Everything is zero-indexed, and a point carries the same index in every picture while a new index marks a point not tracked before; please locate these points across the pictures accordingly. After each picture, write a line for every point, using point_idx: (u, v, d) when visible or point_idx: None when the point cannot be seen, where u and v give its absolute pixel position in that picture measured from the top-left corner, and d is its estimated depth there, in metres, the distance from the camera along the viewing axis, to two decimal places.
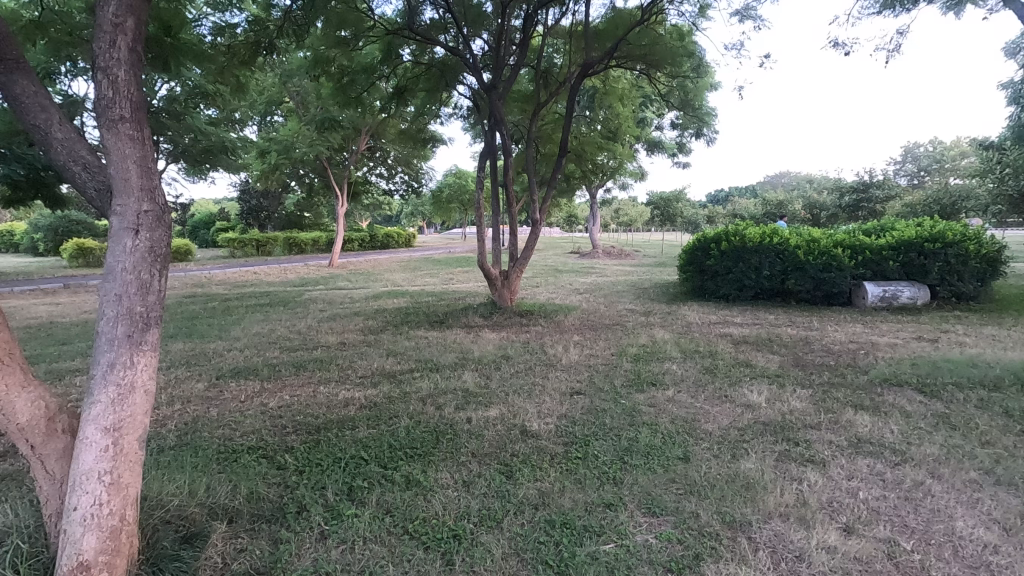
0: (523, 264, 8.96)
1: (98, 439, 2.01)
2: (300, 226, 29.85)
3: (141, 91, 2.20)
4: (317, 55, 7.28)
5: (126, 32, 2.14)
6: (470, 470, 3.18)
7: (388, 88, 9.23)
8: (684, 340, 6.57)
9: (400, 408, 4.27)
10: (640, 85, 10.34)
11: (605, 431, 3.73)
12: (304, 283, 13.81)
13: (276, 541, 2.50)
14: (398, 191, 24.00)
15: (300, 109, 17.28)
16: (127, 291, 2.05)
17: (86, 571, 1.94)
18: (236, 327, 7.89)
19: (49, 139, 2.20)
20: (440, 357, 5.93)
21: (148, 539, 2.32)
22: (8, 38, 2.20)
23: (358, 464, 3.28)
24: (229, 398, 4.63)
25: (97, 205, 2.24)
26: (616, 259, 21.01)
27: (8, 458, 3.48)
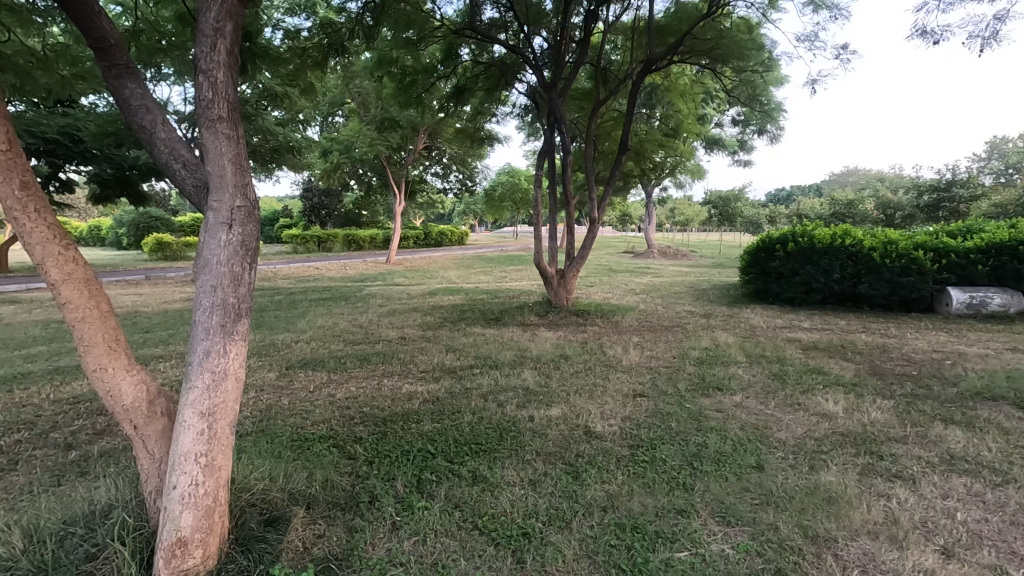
0: (580, 263, 8.85)
1: (195, 422, 2.12)
2: (358, 224, 30.80)
3: (236, 92, 2.30)
4: (382, 56, 7.44)
5: (225, 36, 2.24)
6: (535, 468, 3.17)
7: (447, 88, 9.35)
8: (749, 344, 6.34)
9: (462, 403, 4.32)
10: (702, 80, 10.02)
11: (672, 435, 3.64)
12: (364, 279, 14.18)
13: (351, 529, 2.56)
14: (452, 190, 24.41)
15: (361, 109, 17.83)
16: (221, 282, 2.15)
17: (183, 547, 2.07)
18: (302, 320, 8.23)
19: (154, 139, 2.34)
20: (499, 354, 5.96)
21: (237, 520, 2.46)
22: (121, 45, 2.36)
23: (425, 457, 3.33)
24: (298, 388, 4.82)
25: (195, 203, 2.36)
26: (671, 259, 20.53)
27: (106, 436, 3.76)
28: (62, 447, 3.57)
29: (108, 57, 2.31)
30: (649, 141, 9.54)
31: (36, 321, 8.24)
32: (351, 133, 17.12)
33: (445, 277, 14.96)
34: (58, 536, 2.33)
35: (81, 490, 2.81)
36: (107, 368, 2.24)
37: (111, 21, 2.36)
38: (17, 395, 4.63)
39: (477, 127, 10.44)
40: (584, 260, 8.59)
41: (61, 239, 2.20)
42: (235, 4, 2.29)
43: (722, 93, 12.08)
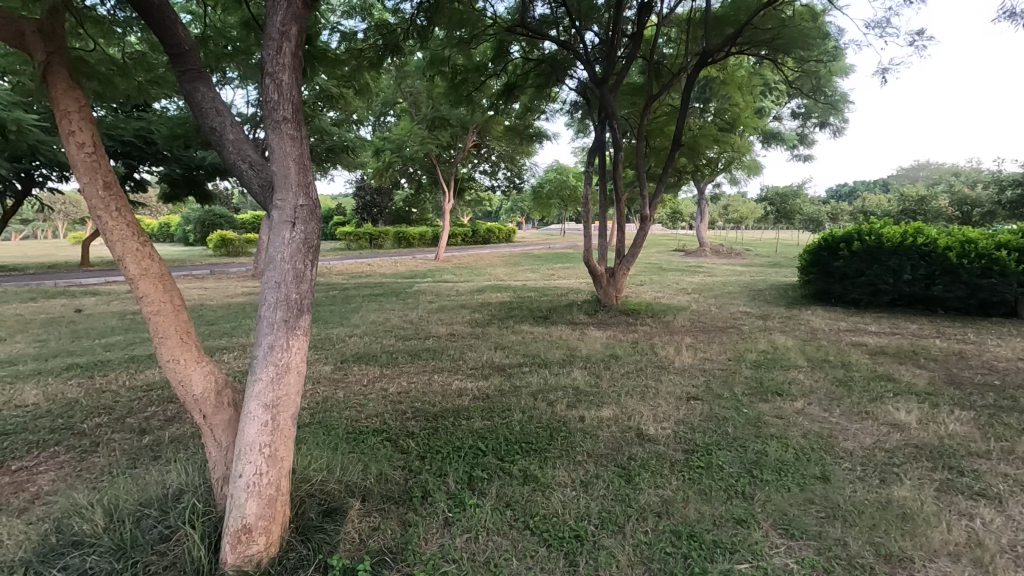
0: (631, 261, 8.69)
1: (259, 414, 2.20)
2: (408, 221, 31.41)
3: (300, 94, 2.37)
4: (434, 56, 7.51)
5: (291, 39, 2.31)
6: (587, 470, 3.13)
7: (497, 86, 9.37)
8: (810, 347, 6.05)
9: (512, 401, 4.32)
10: (762, 71, 9.63)
11: (729, 441, 3.51)
12: (414, 276, 14.43)
13: (405, 523, 2.59)
14: (499, 188, 24.68)
15: (412, 109, 18.13)
16: (285, 279, 2.22)
17: (248, 534, 2.15)
18: (355, 315, 8.46)
19: (223, 141, 2.44)
20: (548, 352, 5.92)
21: (297, 510, 2.53)
22: (194, 51, 2.46)
23: (477, 455, 3.34)
24: (353, 381, 4.95)
25: (261, 202, 2.45)
26: (725, 258, 19.92)
27: (176, 423, 3.97)
28: (137, 432, 3.80)
29: (182, 63, 2.41)
30: (704, 137, 9.25)
31: (114, 312, 8.82)
32: (402, 132, 17.44)
33: (493, 274, 15.02)
34: (135, 516, 2.47)
35: (155, 473, 2.98)
36: (180, 359, 2.36)
37: (186, 28, 2.47)
38: (97, 381, 4.96)
39: (526, 125, 10.41)
40: (634, 258, 8.42)
41: (138, 237, 2.34)
42: (300, 8, 2.35)
43: (784, 84, 11.90)
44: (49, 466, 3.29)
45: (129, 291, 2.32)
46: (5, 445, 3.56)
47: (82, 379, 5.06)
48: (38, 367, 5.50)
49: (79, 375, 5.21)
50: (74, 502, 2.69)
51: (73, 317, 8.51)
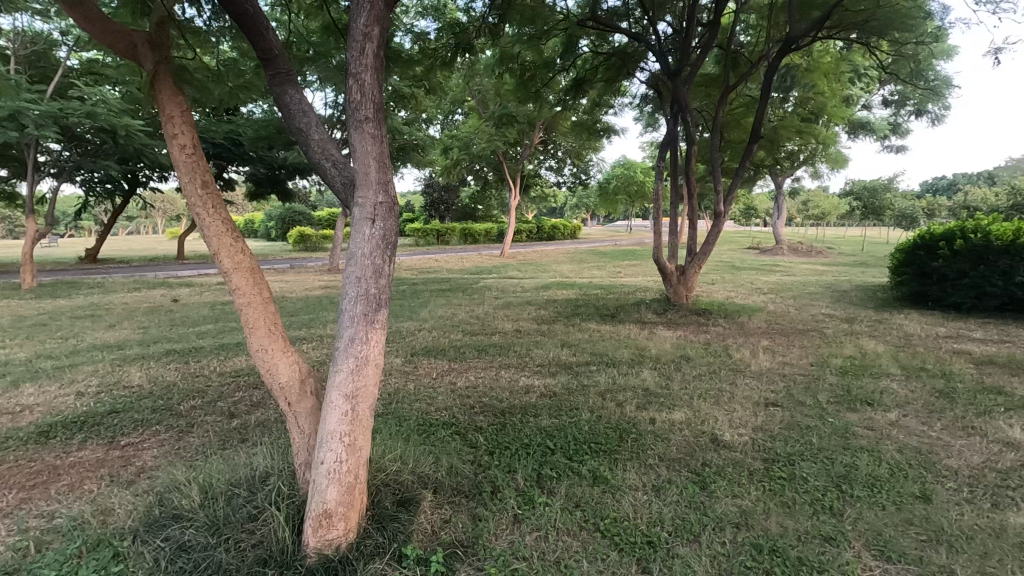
0: (703, 259, 8.36)
1: (340, 403, 2.28)
2: (474, 218, 31.89)
3: (381, 94, 2.42)
4: (504, 53, 7.51)
5: (373, 40, 2.36)
6: (659, 474, 3.03)
7: (565, 81, 9.28)
8: (904, 354, 5.58)
9: (580, 400, 4.26)
10: (852, 56, 8.95)
11: (814, 452, 3.29)
12: (480, 272, 14.60)
13: (475, 518, 2.62)
14: (565, 184, 24.53)
15: (480, 106, 18.32)
16: (364, 274, 2.28)
17: (328, 518, 2.24)
18: (424, 309, 8.68)
19: (309, 140, 2.54)
20: (616, 352, 5.81)
21: (373, 498, 2.61)
22: (283, 55, 2.58)
23: (545, 453, 3.32)
24: (423, 374, 5.08)
25: (342, 199, 2.53)
26: (805, 256, 18.84)
27: (261, 408, 4.22)
28: (227, 415, 4.07)
29: (272, 67, 2.53)
30: (785, 128, 8.74)
31: (206, 303, 9.52)
32: (470, 129, 17.68)
33: (558, 271, 14.96)
34: (227, 495, 2.64)
35: (243, 455, 3.18)
36: (268, 348, 2.50)
37: (275, 32, 2.59)
38: (192, 366, 5.38)
39: (594, 121, 10.25)
40: (706, 256, 8.11)
41: (231, 233, 2.49)
42: (382, 8, 2.40)
43: (874, 69, 11.11)
44: (152, 443, 3.59)
45: (224, 283, 2.48)
46: (115, 422, 3.91)
47: (179, 363, 5.50)
48: (142, 352, 6.01)
49: (176, 360, 5.65)
50: (174, 478, 2.91)
51: (171, 306, 9.24)
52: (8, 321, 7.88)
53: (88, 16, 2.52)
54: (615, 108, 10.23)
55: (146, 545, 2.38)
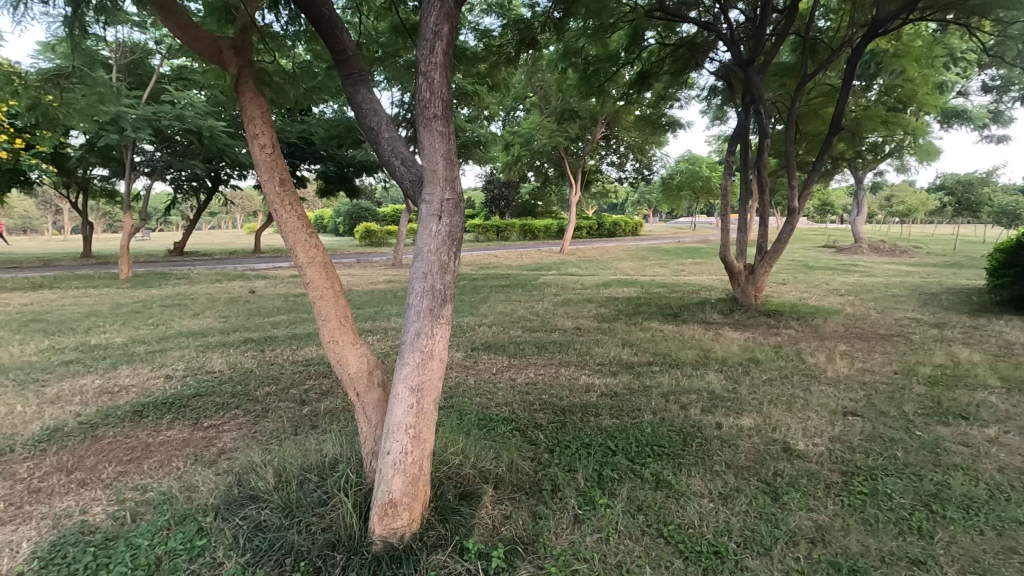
0: (774, 258, 7.96)
1: (406, 395, 2.32)
2: (534, 214, 31.93)
3: (449, 92, 2.45)
4: (568, 47, 7.42)
5: (443, 38, 2.39)
6: (726, 482, 2.91)
7: (629, 75, 9.07)
8: (1005, 364, 5.08)
9: (642, 401, 4.17)
10: (948, 38, 8.22)
11: (899, 467, 3.06)
12: (538, 268, 14.59)
13: (535, 515, 2.61)
14: (627, 179, 24.10)
15: (542, 102, 18.26)
16: (430, 269, 2.32)
17: (393, 507, 2.29)
18: (484, 304, 8.78)
19: (379, 138, 2.61)
20: (679, 352, 5.65)
21: (437, 489, 2.65)
22: (356, 56, 2.66)
23: (606, 453, 3.27)
24: (483, 369, 5.14)
25: (410, 195, 2.57)
26: (887, 256, 17.58)
27: (329, 396, 4.40)
28: (299, 402, 4.27)
29: (346, 67, 2.62)
30: (869, 118, 8.16)
31: (280, 294, 10.03)
32: (531, 126, 17.65)
33: (619, 268, 14.72)
34: (299, 479, 2.77)
35: (314, 441, 3.32)
36: (338, 340, 2.60)
37: (349, 33, 2.66)
38: (268, 354, 5.70)
39: (659, 115, 9.98)
40: (778, 255, 7.71)
41: (306, 229, 2.61)
42: (452, 5, 2.41)
43: (973, 52, 10.20)
44: (232, 426, 3.82)
45: (300, 277, 2.60)
46: (200, 404, 4.19)
47: (256, 351, 5.84)
48: (223, 340, 6.41)
49: (253, 348, 5.99)
50: (251, 461, 3.08)
51: (248, 297, 9.80)
52: (108, 308, 8.62)
53: (180, 24, 2.68)
54: (682, 101, 9.91)
55: (226, 522, 2.53)
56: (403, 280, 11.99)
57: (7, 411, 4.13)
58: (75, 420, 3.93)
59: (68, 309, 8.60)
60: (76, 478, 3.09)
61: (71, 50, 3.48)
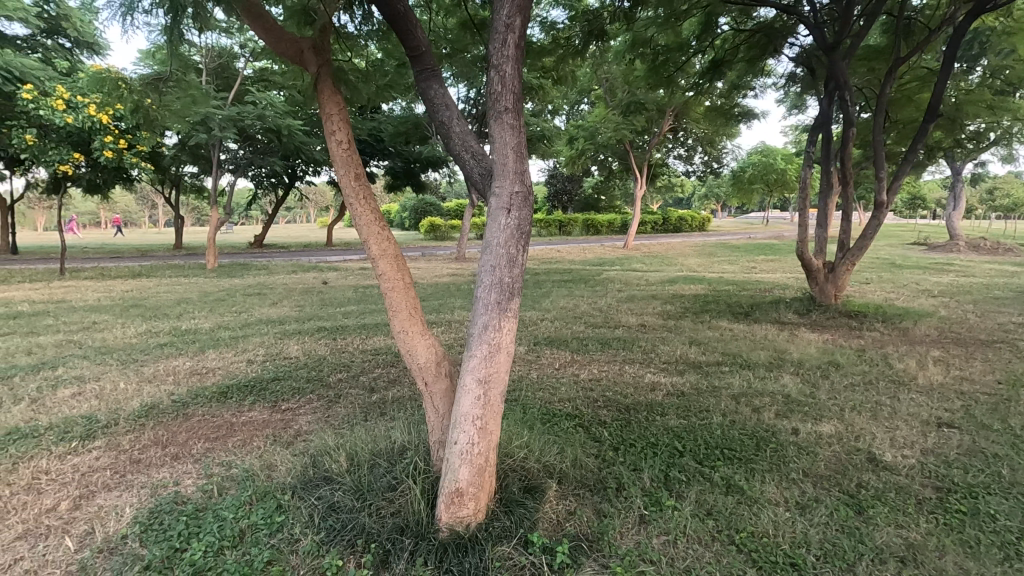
0: (857, 255, 7.44)
1: (473, 387, 2.35)
2: (597, 209, 31.54)
3: (520, 84, 2.44)
4: (636, 37, 7.23)
5: (515, 30, 2.38)
6: (804, 491, 2.76)
7: (700, 64, 8.73)
8: None
9: (711, 402, 4.02)
10: None
11: (1005, 487, 2.79)
12: (602, 264, 14.36)
13: (600, 513, 2.58)
14: (695, 173, 23.30)
15: (608, 94, 17.94)
16: (499, 263, 2.33)
17: (460, 496, 2.33)
18: (546, 299, 8.77)
19: (450, 133, 2.64)
20: (751, 353, 5.40)
21: (502, 481, 2.67)
22: (429, 52, 2.70)
23: (673, 454, 3.18)
24: (546, 363, 5.13)
25: (479, 188, 2.58)
26: (988, 255, 16.05)
27: (396, 384, 4.54)
28: (368, 389, 4.43)
29: (419, 63, 2.67)
30: (972, 103, 7.44)
31: (350, 286, 10.42)
32: (596, 119, 17.41)
33: (685, 264, 14.27)
34: (370, 464, 2.86)
35: (382, 427, 3.42)
36: (408, 331, 2.66)
37: (423, 30, 2.71)
38: (339, 342, 5.96)
39: (731, 105, 9.56)
40: (861, 252, 7.21)
41: (379, 223, 2.68)
42: None
43: None
44: (307, 409, 4.02)
45: (372, 269, 2.68)
46: (278, 388, 4.44)
47: (328, 339, 6.12)
48: (298, 327, 6.75)
49: (326, 336, 6.27)
50: (325, 444, 3.21)
51: (321, 288, 10.25)
52: (197, 295, 9.28)
53: (265, 27, 2.82)
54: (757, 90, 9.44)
55: (303, 501, 2.66)
56: (466, 274, 12.17)
57: (112, 387, 4.55)
58: (169, 398, 4.26)
59: (162, 296, 9.32)
60: (170, 451, 3.36)
61: (169, 56, 3.73)
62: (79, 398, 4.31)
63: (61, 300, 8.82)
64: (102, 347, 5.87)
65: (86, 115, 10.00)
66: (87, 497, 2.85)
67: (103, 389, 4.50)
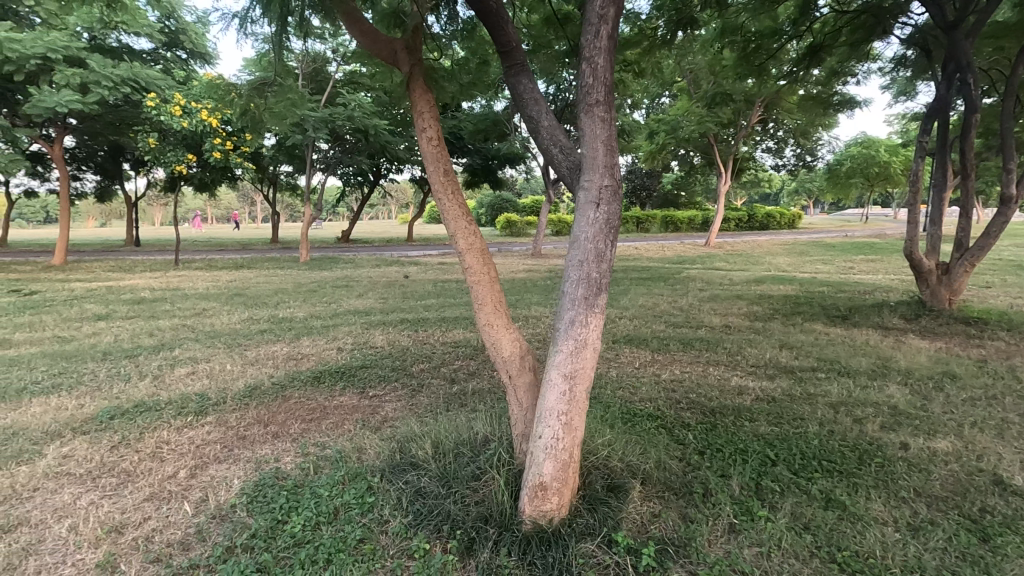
0: (978, 255, 6.70)
1: (559, 382, 2.34)
2: (677, 205, 30.60)
3: (613, 76, 2.39)
4: (726, 25, 6.88)
5: (608, 21, 2.34)
6: (916, 511, 2.52)
7: (795, 50, 8.19)
8: None
9: (806, 410, 3.77)
10: None
11: None
12: (682, 262, 13.87)
13: (686, 518, 2.49)
14: (786, 167, 21.99)
15: (691, 86, 17.30)
16: (587, 258, 2.30)
17: (543, 490, 2.33)
18: (625, 297, 8.62)
19: (539, 127, 2.64)
20: (851, 359, 5.01)
21: (585, 479, 2.65)
22: (518, 47, 2.70)
23: (764, 462, 3.01)
24: (625, 362, 5.04)
25: (568, 183, 2.56)
26: None
27: (476, 376, 4.63)
28: (449, 379, 4.56)
29: (509, 59, 2.69)
30: None
31: (430, 280, 10.73)
32: (678, 111, 16.85)
33: (774, 264, 13.51)
34: (455, 452, 2.94)
35: (463, 418, 3.49)
36: (494, 324, 2.70)
37: (513, 25, 2.72)
38: (422, 334, 6.17)
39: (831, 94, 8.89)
40: (983, 252, 6.48)
41: (467, 218, 2.73)
42: None
43: None
44: (392, 397, 4.19)
45: (459, 262, 2.74)
46: (366, 375, 4.66)
47: (411, 330, 6.34)
48: (383, 319, 7.06)
49: (408, 327, 6.51)
50: (411, 431, 3.33)
51: (403, 281, 10.64)
52: (292, 286, 9.91)
53: (362, 29, 2.94)
54: (860, 76, 8.72)
55: (391, 485, 2.77)
56: (542, 270, 12.19)
57: (221, 368, 4.99)
58: (269, 380, 4.60)
59: (261, 286, 10.04)
60: (272, 430, 3.62)
61: (274, 62, 4.00)
62: (193, 376, 4.75)
63: (176, 288, 9.74)
64: (212, 331, 6.42)
65: (199, 119, 10.96)
66: (201, 468, 3.13)
67: (213, 369, 4.94)
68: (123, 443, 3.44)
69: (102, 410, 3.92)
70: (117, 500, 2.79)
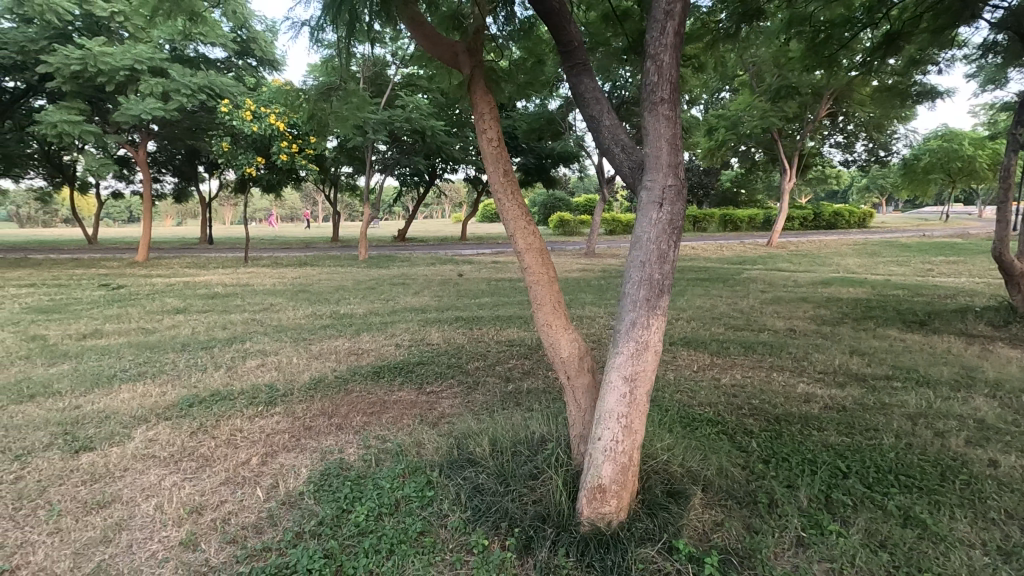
0: None
1: (619, 384, 2.31)
2: (736, 203, 29.59)
3: (678, 73, 2.34)
4: (794, 15, 6.57)
5: (674, 17, 2.30)
6: (1007, 535, 2.34)
7: (869, 39, 7.72)
8: None
9: (880, 421, 3.56)
10: None
11: None
12: (742, 262, 13.40)
13: (751, 528, 2.41)
14: (856, 163, 20.82)
15: (753, 80, 16.66)
16: (649, 259, 2.26)
17: (602, 493, 2.31)
18: (681, 297, 8.42)
19: (601, 127, 2.62)
20: (930, 368, 4.69)
21: (644, 482, 2.61)
22: (580, 47, 2.69)
23: (834, 474, 2.87)
24: (683, 364, 4.92)
25: (630, 182, 2.52)
26: None
27: (530, 376, 4.65)
28: (504, 378, 4.60)
29: (571, 58, 2.68)
30: None
31: (484, 278, 10.84)
32: (739, 106, 16.25)
33: (842, 265, 12.84)
34: (512, 451, 2.96)
35: (520, 417, 3.51)
36: (552, 324, 2.70)
37: (575, 24, 2.71)
38: (477, 332, 6.25)
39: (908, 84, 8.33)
40: None
41: (526, 218, 2.74)
42: None
43: None
44: (448, 393, 4.27)
45: (518, 262, 2.76)
46: (423, 371, 4.78)
47: (466, 328, 6.43)
48: (439, 316, 7.20)
49: (463, 325, 6.60)
50: (468, 428, 3.38)
51: (458, 280, 10.81)
52: (352, 283, 10.28)
53: (424, 33, 3.00)
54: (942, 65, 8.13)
55: (450, 480, 2.82)
56: (596, 270, 12.08)
57: (287, 360, 5.23)
58: (332, 373, 4.79)
59: (323, 283, 10.44)
60: (335, 421, 3.76)
61: (340, 67, 4.13)
62: (263, 368, 5.00)
63: (246, 284, 10.28)
64: (278, 325, 6.75)
65: (268, 124, 11.52)
66: (271, 456, 3.29)
67: (280, 362, 5.19)
68: (201, 429, 3.67)
69: (182, 398, 4.19)
70: (196, 483, 2.98)
